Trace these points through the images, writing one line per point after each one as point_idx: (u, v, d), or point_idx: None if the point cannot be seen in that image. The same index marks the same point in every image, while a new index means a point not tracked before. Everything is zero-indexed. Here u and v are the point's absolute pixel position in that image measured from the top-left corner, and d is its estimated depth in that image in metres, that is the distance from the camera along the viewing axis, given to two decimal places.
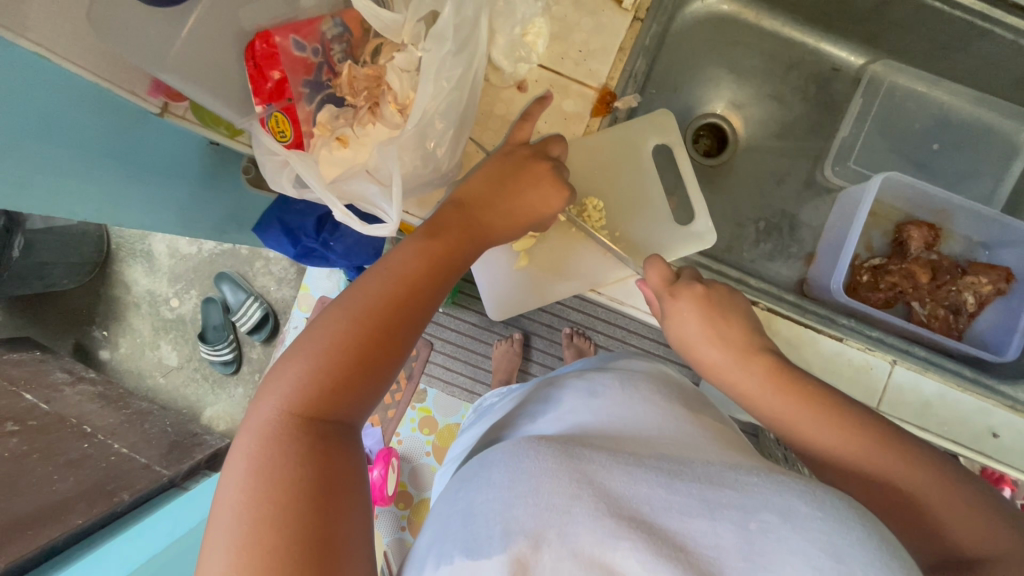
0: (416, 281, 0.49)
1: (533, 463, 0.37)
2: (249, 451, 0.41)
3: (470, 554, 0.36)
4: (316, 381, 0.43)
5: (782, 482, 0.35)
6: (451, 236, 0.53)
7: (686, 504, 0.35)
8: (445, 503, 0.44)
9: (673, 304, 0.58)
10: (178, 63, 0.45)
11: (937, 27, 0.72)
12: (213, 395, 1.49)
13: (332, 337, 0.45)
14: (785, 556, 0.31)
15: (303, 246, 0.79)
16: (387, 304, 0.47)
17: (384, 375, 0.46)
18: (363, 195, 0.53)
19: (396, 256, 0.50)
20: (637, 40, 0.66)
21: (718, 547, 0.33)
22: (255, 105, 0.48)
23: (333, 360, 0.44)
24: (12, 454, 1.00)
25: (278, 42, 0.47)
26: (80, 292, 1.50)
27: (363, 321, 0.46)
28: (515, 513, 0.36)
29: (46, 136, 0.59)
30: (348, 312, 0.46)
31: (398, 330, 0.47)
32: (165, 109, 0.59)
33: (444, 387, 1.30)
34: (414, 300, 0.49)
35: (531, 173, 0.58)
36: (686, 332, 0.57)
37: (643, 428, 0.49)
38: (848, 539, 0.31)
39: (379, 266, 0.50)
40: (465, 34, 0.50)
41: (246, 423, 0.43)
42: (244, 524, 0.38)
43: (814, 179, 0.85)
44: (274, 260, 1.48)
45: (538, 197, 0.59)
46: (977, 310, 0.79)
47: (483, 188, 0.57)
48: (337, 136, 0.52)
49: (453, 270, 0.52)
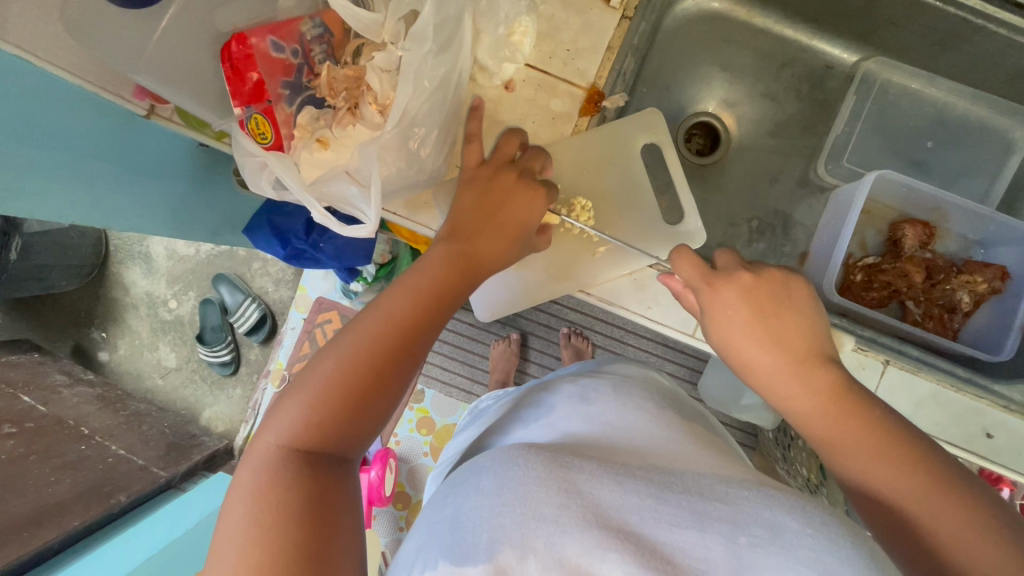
0: (412, 315, 0.50)
1: (523, 470, 0.37)
2: (247, 484, 0.43)
3: (456, 560, 0.36)
4: (311, 418, 0.45)
5: (774, 497, 0.35)
6: (447, 266, 0.53)
7: (675, 515, 0.34)
8: (432, 510, 0.44)
9: (714, 295, 0.55)
10: (150, 64, 0.45)
11: (931, 23, 0.71)
12: (211, 396, 1.49)
13: (328, 375, 0.46)
14: (773, 572, 0.31)
15: (294, 247, 0.79)
16: (382, 340, 0.48)
17: (381, 407, 0.48)
18: (343, 196, 0.53)
19: (396, 288, 0.52)
20: (625, 38, 0.66)
21: (707, 560, 0.32)
22: (234, 107, 0.48)
23: (327, 396, 0.45)
24: (8, 457, 1.00)
25: (254, 43, 0.46)
26: (79, 295, 1.50)
27: (358, 355, 0.47)
28: (502, 522, 0.35)
29: (31, 139, 0.59)
30: (343, 349, 0.47)
31: (394, 365, 0.48)
32: (151, 112, 0.57)
33: (441, 388, 1.30)
34: (410, 334, 0.49)
35: (501, 191, 0.57)
36: (715, 333, 0.55)
37: (632, 437, 0.49)
38: (837, 558, 0.31)
39: (378, 299, 0.52)
40: (446, 34, 0.50)
41: (246, 457, 0.45)
42: (238, 552, 0.40)
43: (808, 177, 0.84)
44: (271, 261, 1.48)
45: (516, 210, 0.57)
46: (973, 308, 0.78)
47: (466, 218, 0.57)
48: (316, 138, 0.51)
49: (450, 301, 0.53)
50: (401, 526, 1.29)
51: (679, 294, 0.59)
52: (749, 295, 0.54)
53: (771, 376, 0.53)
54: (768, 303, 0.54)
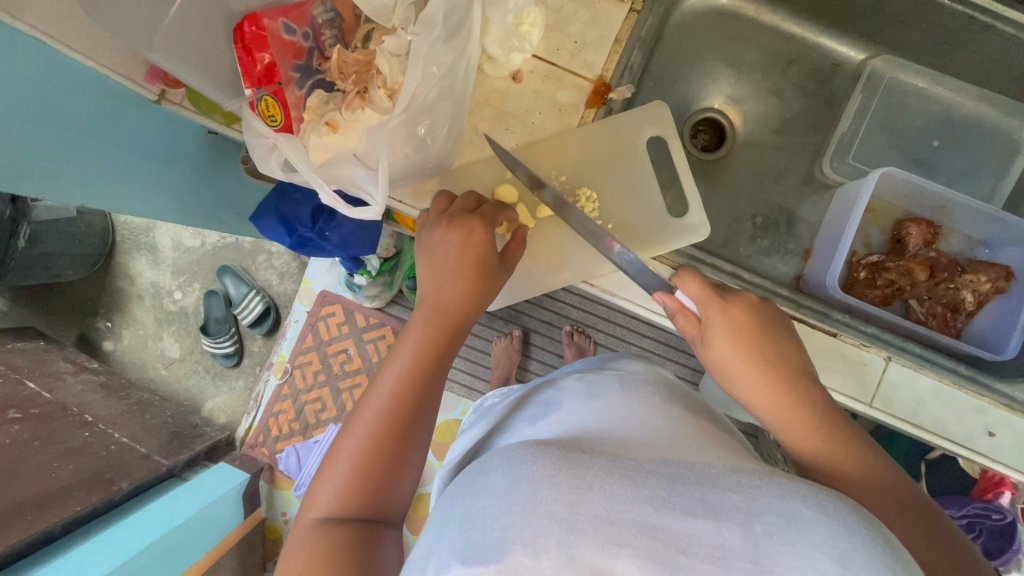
0: (420, 373, 0.54)
1: (532, 468, 0.36)
2: (295, 559, 0.47)
3: (466, 561, 0.34)
4: (343, 488, 0.49)
5: (785, 485, 0.35)
6: (448, 306, 0.56)
7: (689, 505, 0.34)
8: (441, 509, 0.44)
9: (725, 312, 0.56)
10: (164, 42, 0.44)
11: (938, 21, 0.71)
12: (214, 388, 1.49)
13: (353, 445, 0.50)
14: (790, 559, 0.31)
15: (299, 235, 0.79)
16: (394, 403, 0.52)
17: (404, 466, 0.51)
18: (351, 178, 0.53)
19: (405, 344, 0.56)
20: (633, 31, 0.66)
21: (724, 547, 0.32)
22: (245, 88, 0.49)
23: (354, 465, 0.50)
24: (13, 441, 1.01)
25: (267, 24, 0.47)
26: (85, 284, 1.51)
27: (378, 424, 0.51)
28: (514, 521, 0.34)
29: (44, 121, 0.60)
30: (364, 419, 0.52)
31: (410, 423, 0.52)
32: (162, 96, 0.62)
33: (443, 382, 1.30)
34: (421, 389, 0.53)
35: (459, 229, 0.57)
36: (713, 344, 0.56)
37: (641, 432, 0.49)
38: (851, 544, 0.32)
39: (391, 358, 0.56)
40: (455, 22, 0.51)
41: (293, 534, 0.49)
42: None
43: (813, 175, 0.85)
44: (276, 254, 1.49)
45: (474, 244, 0.56)
46: (976, 308, 0.78)
47: (434, 261, 0.57)
48: (326, 121, 0.52)
49: (456, 342, 0.57)
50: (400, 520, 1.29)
51: (675, 310, 0.60)
52: (751, 310, 0.56)
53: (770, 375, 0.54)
54: (768, 324, 0.56)
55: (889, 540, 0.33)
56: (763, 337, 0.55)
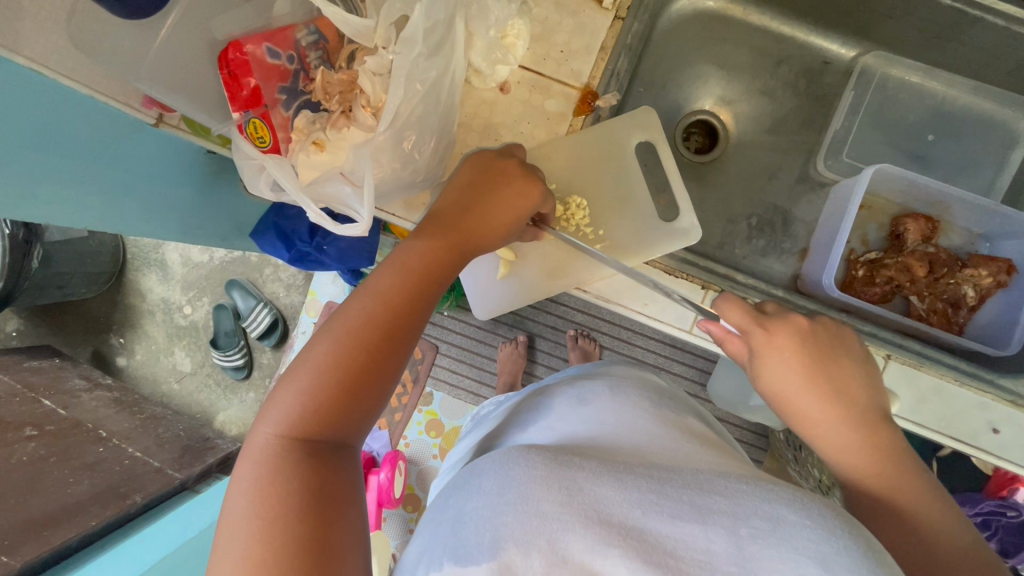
0: (404, 297, 0.51)
1: (523, 470, 0.37)
2: (249, 475, 0.44)
3: (459, 561, 0.35)
4: (304, 411, 0.46)
5: (773, 491, 0.35)
6: (435, 249, 0.54)
7: (677, 508, 0.35)
8: (434, 512, 0.44)
9: (768, 338, 0.55)
10: (151, 73, 0.48)
11: (928, 14, 0.71)
12: (225, 400, 1.52)
13: (319, 365, 0.47)
14: (775, 562, 0.31)
15: (298, 250, 0.81)
16: (375, 325, 0.49)
17: (379, 389, 0.49)
18: (338, 196, 0.55)
19: (393, 264, 0.53)
20: (618, 38, 0.66)
21: (709, 551, 0.32)
22: (233, 111, 0.51)
23: (320, 388, 0.47)
24: (27, 459, 1.04)
25: (249, 50, 0.49)
26: (98, 302, 1.54)
27: (357, 339, 0.48)
28: (505, 521, 0.35)
29: (45, 148, 0.62)
30: (333, 339, 0.49)
31: (389, 347, 0.50)
32: (160, 120, 0.60)
33: (450, 390, 1.31)
34: (405, 318, 0.51)
35: (499, 183, 0.58)
36: (767, 376, 0.55)
37: (633, 438, 0.49)
38: (834, 547, 0.32)
39: (376, 274, 0.53)
40: (437, 39, 0.52)
41: (244, 453, 0.47)
42: (240, 548, 0.42)
43: (807, 174, 0.84)
44: (282, 266, 1.51)
45: (511, 199, 0.58)
46: (978, 303, 0.77)
47: (456, 202, 0.57)
48: (312, 140, 0.52)
49: (438, 283, 0.54)
50: (410, 527, 1.29)
51: (722, 338, 0.59)
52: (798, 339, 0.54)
53: (780, 381, 0.54)
54: (821, 348, 0.54)
55: (874, 547, 0.33)
56: (804, 360, 0.54)
